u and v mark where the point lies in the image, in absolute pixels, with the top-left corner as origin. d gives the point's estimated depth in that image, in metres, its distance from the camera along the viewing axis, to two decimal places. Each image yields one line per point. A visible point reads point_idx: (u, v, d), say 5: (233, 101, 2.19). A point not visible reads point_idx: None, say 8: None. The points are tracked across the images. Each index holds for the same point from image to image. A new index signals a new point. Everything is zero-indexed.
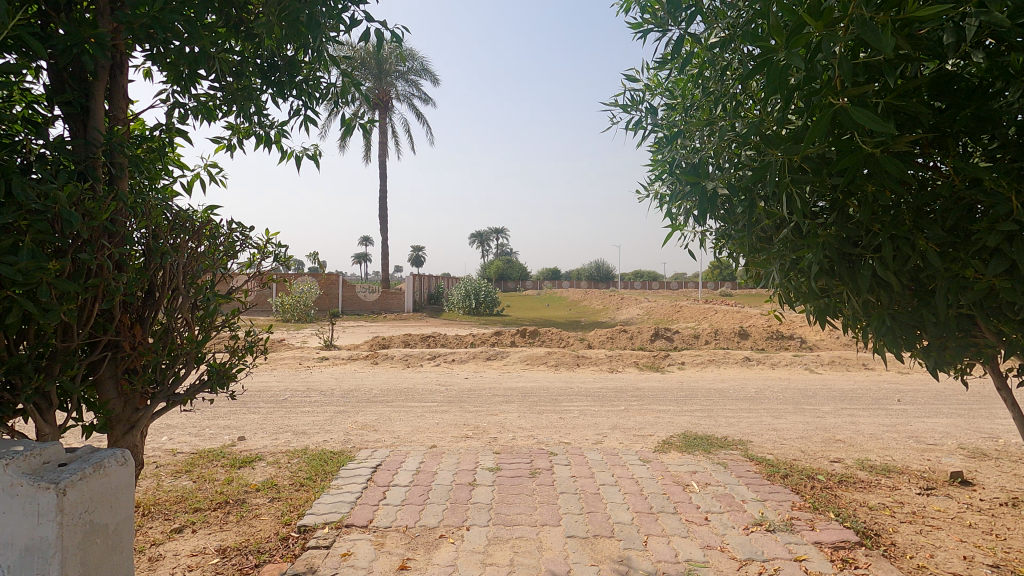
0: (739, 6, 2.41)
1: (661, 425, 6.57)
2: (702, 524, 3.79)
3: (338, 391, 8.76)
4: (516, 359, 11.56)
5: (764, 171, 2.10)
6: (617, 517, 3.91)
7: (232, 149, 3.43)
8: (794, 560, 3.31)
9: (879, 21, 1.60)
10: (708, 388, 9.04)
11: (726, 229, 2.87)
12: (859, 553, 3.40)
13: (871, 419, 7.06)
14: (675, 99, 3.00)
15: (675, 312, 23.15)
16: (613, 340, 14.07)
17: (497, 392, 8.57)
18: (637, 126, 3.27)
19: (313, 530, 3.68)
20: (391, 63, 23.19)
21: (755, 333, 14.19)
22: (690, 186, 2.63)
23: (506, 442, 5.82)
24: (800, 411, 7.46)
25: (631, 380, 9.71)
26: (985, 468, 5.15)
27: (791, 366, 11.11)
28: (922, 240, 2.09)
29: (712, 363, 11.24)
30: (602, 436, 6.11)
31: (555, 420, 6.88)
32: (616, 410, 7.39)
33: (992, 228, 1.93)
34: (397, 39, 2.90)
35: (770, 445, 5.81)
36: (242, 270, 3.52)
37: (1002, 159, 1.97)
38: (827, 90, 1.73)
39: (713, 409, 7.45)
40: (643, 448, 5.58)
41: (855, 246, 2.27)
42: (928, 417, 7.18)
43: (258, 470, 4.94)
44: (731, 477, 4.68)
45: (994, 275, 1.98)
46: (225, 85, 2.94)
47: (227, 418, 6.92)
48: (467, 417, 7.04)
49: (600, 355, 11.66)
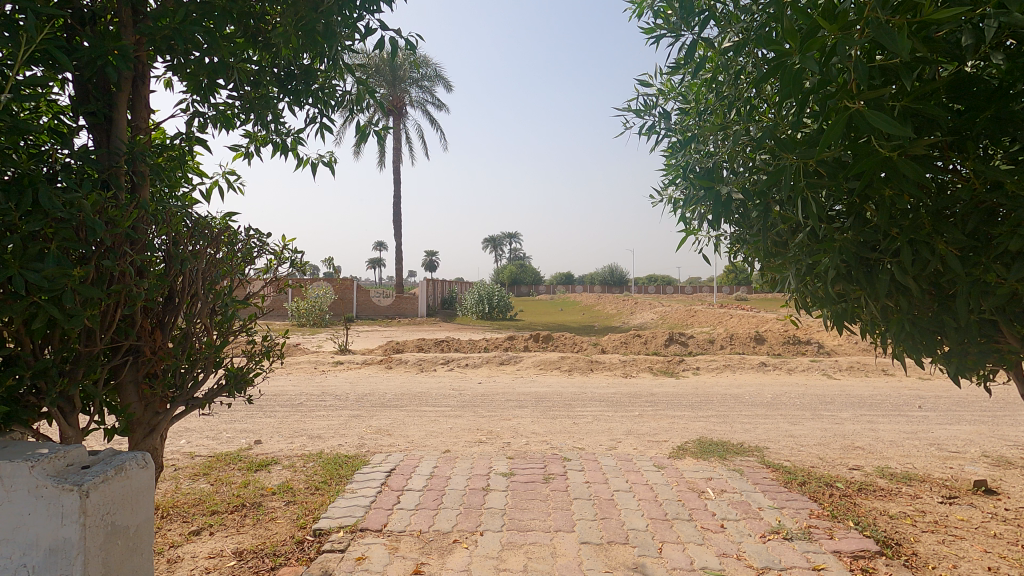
0: (754, 9, 2.40)
1: (675, 431, 6.52)
2: (718, 532, 3.75)
3: (352, 395, 8.83)
4: (529, 364, 11.55)
5: (779, 175, 2.08)
6: (631, 523, 3.88)
7: (250, 156, 3.49)
8: (813, 569, 3.26)
9: (895, 24, 1.58)
10: (723, 393, 8.96)
11: (740, 234, 2.86)
12: (879, 563, 3.35)
13: (892, 426, 6.94)
14: (688, 103, 2.99)
15: (689, 317, 22.95)
16: (628, 344, 13.98)
17: (510, 397, 8.57)
18: (650, 131, 3.28)
19: (327, 534, 3.70)
20: (406, 70, 23.48)
21: (771, 337, 14.04)
22: (705, 191, 2.63)
23: (519, 448, 5.80)
24: (817, 417, 7.35)
25: (645, 385, 9.66)
26: (1010, 476, 5.03)
27: (809, 372, 10.96)
28: (942, 244, 2.06)
29: (728, 368, 11.14)
30: (616, 441, 6.08)
31: (568, 425, 6.86)
32: (630, 416, 7.35)
33: (1014, 231, 1.89)
34: (412, 46, 2.94)
35: (787, 451, 5.73)
36: (260, 275, 3.56)
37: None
38: (843, 94, 1.72)
39: (729, 415, 7.38)
40: (658, 454, 5.54)
41: (872, 251, 2.25)
42: (950, 424, 7.05)
43: (273, 473, 4.99)
44: (747, 484, 4.63)
45: (1015, 279, 1.95)
46: (242, 94, 2.98)
47: (244, 422, 7.00)
48: (480, 421, 7.05)
49: (614, 359, 11.60)
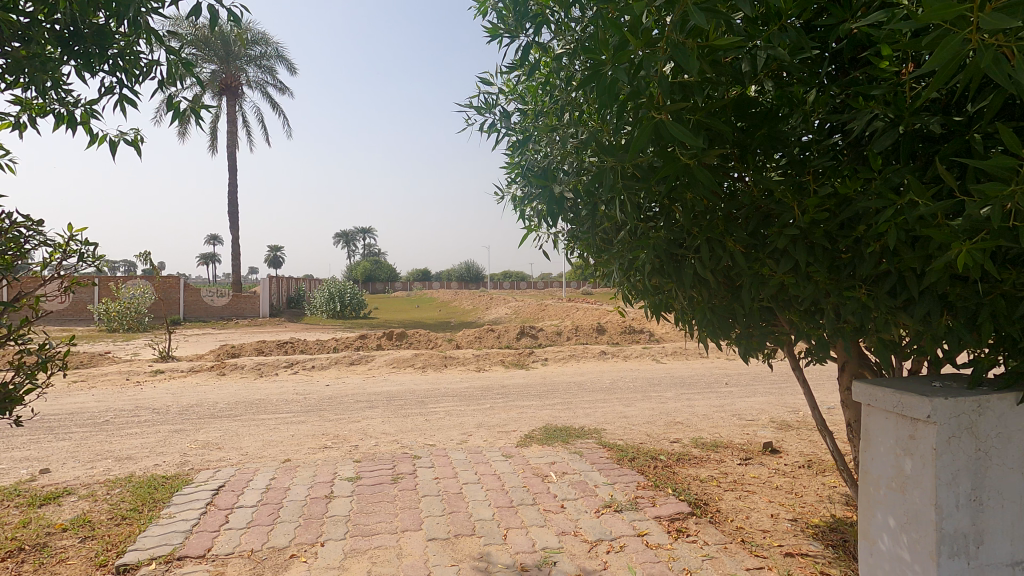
0: (582, 20, 2.56)
1: (524, 420, 6.79)
2: (558, 512, 3.98)
3: (175, 407, 7.81)
4: (382, 363, 11.23)
5: (600, 176, 2.25)
6: (478, 514, 3.95)
7: (22, 127, 2.89)
8: (637, 535, 3.60)
9: (689, 46, 1.79)
10: (568, 381, 9.56)
11: (574, 231, 3.05)
12: (690, 522, 3.80)
13: (704, 401, 7.98)
14: (527, 105, 3.11)
15: (541, 311, 24.12)
16: (482, 339, 14.26)
17: (360, 398, 8.25)
18: (492, 130, 3.35)
19: (135, 569, 3.22)
20: (242, 46, 21.34)
21: (611, 327, 15.32)
22: (540, 189, 2.76)
23: (367, 450, 5.60)
24: (647, 399, 8.16)
25: (497, 377, 9.94)
26: (789, 436, 6.07)
27: (641, 358, 12.17)
28: (730, 242, 2.37)
29: (574, 357, 11.92)
30: (467, 435, 6.16)
31: (420, 423, 6.79)
32: (482, 409, 7.49)
33: (781, 232, 2.21)
34: (233, 18, 2.65)
35: (621, 431, 6.29)
36: (37, 271, 2.97)
37: (790, 175, 2.26)
38: (650, 105, 1.90)
39: (572, 401, 7.89)
40: (506, 444, 5.73)
41: (680, 247, 2.52)
42: (748, 396, 8.31)
43: (65, 506, 4.21)
44: (585, 465, 4.98)
45: (782, 272, 2.29)
46: (6, 51, 2.45)
47: (25, 449, 5.81)
48: (326, 426, 6.68)
49: (468, 354, 11.76)
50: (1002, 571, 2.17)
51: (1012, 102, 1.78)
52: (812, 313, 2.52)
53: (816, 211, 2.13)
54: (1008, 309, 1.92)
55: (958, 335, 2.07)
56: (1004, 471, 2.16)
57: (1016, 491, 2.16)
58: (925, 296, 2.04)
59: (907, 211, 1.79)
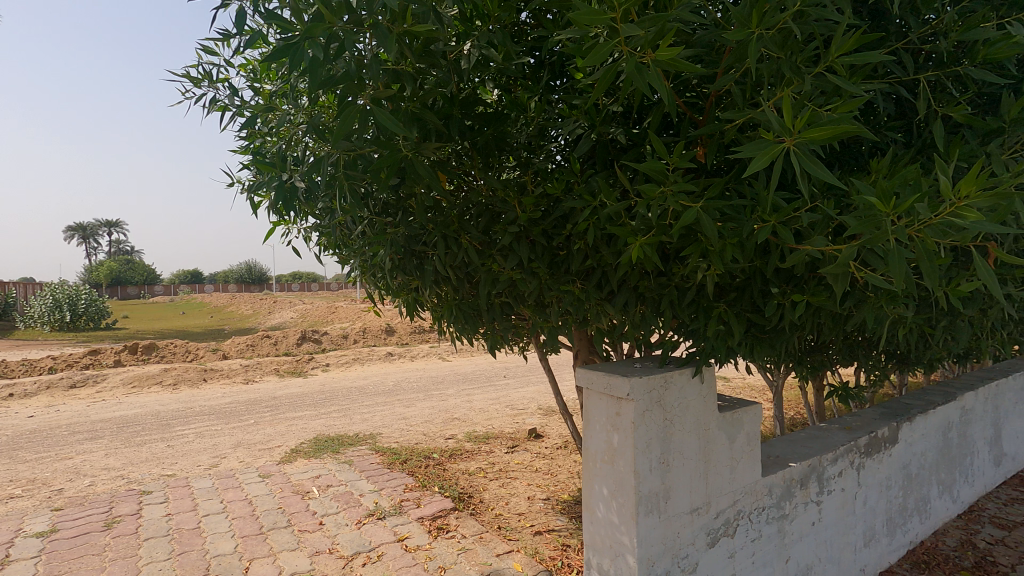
0: None
1: (292, 434, 6.23)
2: (314, 531, 3.67)
3: None
4: (118, 382, 9.32)
5: (318, 165, 2.00)
6: (216, 549, 3.44)
7: None
8: (397, 541, 3.50)
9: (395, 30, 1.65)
10: (349, 386, 9.13)
11: (319, 223, 2.79)
12: (451, 517, 3.84)
13: (483, 395, 8.37)
14: (257, 79, 2.72)
15: (330, 313, 22.78)
16: (255, 347, 12.84)
17: (79, 429, 6.69)
18: (217, 105, 2.87)
19: None
20: None
21: (400, 328, 15.17)
22: (266, 176, 2.41)
23: (76, 493, 4.51)
24: (429, 398, 8.17)
25: (268, 388, 9.01)
26: (553, 421, 6.72)
27: (428, 357, 12.26)
28: (466, 240, 2.33)
29: (359, 361, 11.47)
30: (219, 458, 5.39)
31: (160, 450, 5.75)
32: (243, 425, 6.68)
33: (507, 229, 2.25)
34: None
35: (397, 433, 6.18)
36: None
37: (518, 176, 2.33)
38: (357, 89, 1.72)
39: (350, 408, 7.53)
40: (266, 463, 5.16)
41: (419, 243, 2.43)
42: (522, 387, 8.97)
43: None
44: (353, 474, 4.73)
45: (510, 269, 2.34)
46: None
47: None
48: (18, 469, 5.22)
49: (235, 365, 10.46)
50: (684, 519, 2.58)
51: (669, 119, 2.10)
52: (542, 307, 2.67)
53: (533, 210, 2.23)
54: (680, 296, 2.26)
55: (649, 322, 2.37)
56: (684, 434, 2.57)
57: (692, 450, 2.59)
58: (622, 288, 2.29)
59: (599, 211, 1.97)
